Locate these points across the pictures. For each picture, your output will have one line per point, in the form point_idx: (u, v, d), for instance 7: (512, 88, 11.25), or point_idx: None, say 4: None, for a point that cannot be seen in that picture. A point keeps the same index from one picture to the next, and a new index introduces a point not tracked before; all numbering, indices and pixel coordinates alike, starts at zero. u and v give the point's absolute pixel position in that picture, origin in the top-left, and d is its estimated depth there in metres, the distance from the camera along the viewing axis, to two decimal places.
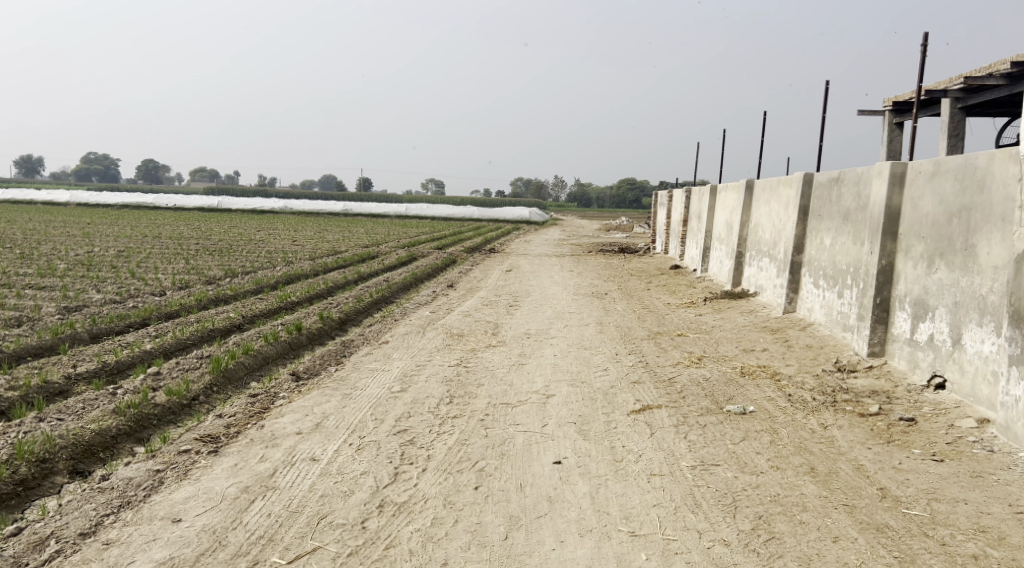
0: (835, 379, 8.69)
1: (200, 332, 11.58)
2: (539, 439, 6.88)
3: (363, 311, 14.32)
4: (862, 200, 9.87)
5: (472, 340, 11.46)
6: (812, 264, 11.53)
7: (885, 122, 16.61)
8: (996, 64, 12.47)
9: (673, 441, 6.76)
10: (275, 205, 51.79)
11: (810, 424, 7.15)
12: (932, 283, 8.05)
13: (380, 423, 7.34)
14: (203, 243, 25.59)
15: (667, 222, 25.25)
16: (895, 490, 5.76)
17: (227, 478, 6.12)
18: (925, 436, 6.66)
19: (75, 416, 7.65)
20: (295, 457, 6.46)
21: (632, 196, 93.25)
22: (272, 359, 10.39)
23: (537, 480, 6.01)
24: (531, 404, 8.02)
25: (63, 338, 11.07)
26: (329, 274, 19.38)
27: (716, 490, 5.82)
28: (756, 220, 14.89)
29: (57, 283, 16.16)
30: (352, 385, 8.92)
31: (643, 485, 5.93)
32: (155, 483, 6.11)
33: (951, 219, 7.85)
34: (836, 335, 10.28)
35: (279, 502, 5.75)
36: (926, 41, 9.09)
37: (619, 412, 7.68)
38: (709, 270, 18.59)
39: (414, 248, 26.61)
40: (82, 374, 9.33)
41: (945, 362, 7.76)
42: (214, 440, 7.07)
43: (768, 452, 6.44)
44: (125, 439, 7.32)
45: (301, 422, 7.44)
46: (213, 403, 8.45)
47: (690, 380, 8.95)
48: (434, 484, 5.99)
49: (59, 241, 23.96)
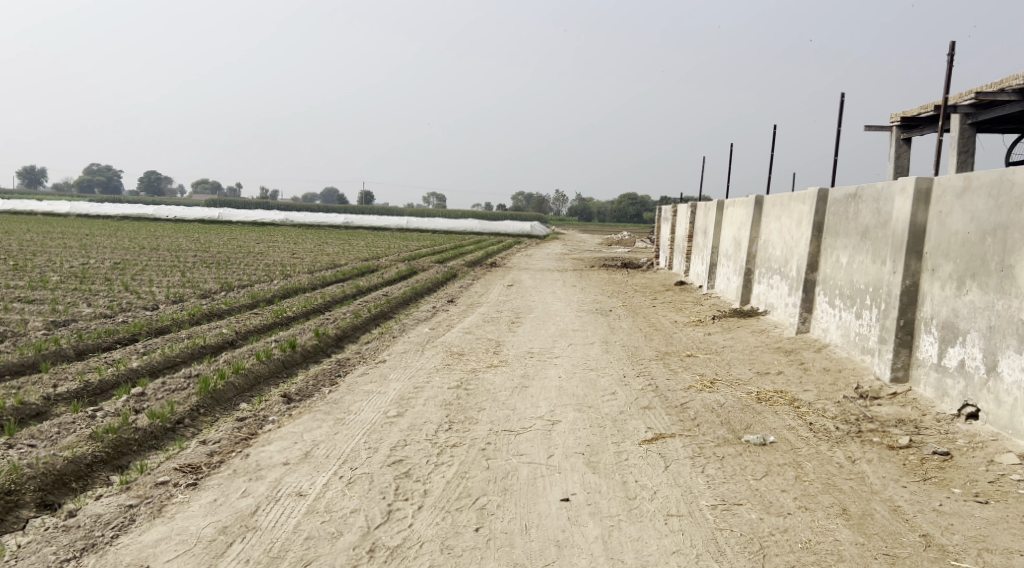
0: (857, 406, 8.17)
1: (190, 348, 11.08)
2: (545, 471, 6.37)
3: (361, 327, 13.81)
4: (882, 216, 9.38)
5: (473, 360, 10.94)
6: (826, 282, 11.04)
7: (892, 138, 16.14)
8: None
9: (689, 476, 6.25)
10: (276, 217, 51.34)
11: (837, 457, 6.66)
12: (962, 306, 7.57)
13: (373, 453, 6.83)
14: (201, 256, 25.11)
15: (672, 237, 24.72)
16: (939, 537, 5.28)
17: (204, 516, 5.61)
18: (964, 473, 6.14)
19: (49, 442, 7.14)
20: (279, 492, 5.95)
21: (633, 211, 92.84)
22: (264, 378, 9.89)
23: (544, 522, 5.51)
24: (536, 432, 7.51)
25: (46, 355, 10.58)
26: (327, 288, 18.90)
27: (741, 534, 5.33)
28: (766, 235, 14.36)
29: (48, 297, 15.67)
30: (345, 408, 8.41)
31: (660, 528, 5.43)
32: (126, 521, 5.61)
33: (985, 238, 7.37)
34: (855, 358, 9.77)
35: (259, 546, 5.26)
36: (952, 50, 8.63)
37: (630, 442, 7.17)
38: (716, 287, 18.07)
39: (414, 262, 26.13)
40: (61, 394, 8.82)
41: (979, 392, 7.27)
42: (195, 470, 6.55)
43: (794, 490, 5.94)
44: (101, 467, 6.82)
45: (289, 451, 6.92)
46: (198, 426, 7.94)
47: (704, 406, 8.42)
48: (431, 525, 5.48)
49: (55, 253, 23.48)
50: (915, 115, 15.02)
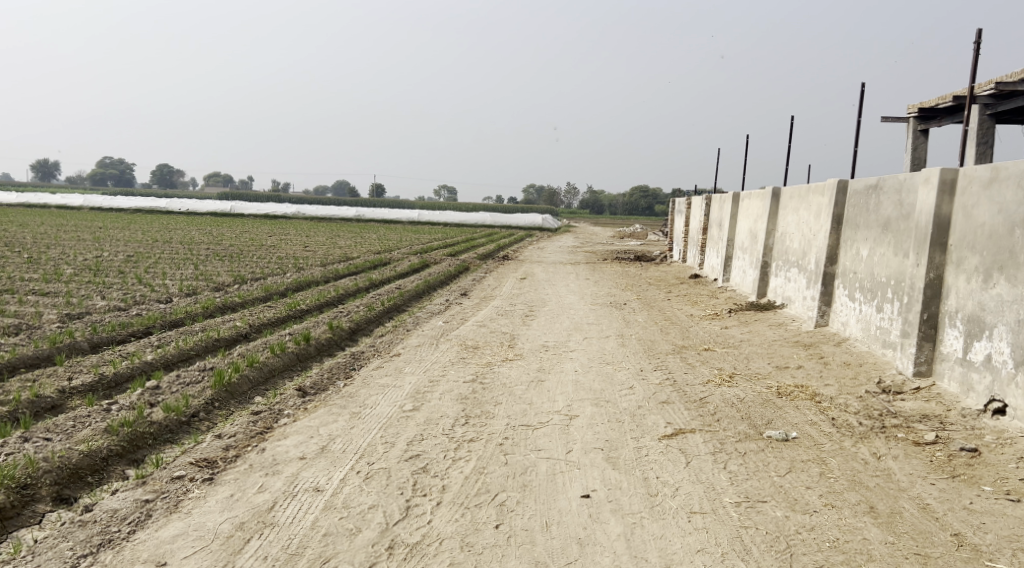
0: (880, 401, 8.04)
1: (205, 341, 11.02)
2: (564, 467, 6.28)
3: (374, 320, 13.73)
4: (904, 208, 9.23)
5: (488, 353, 10.85)
6: (846, 275, 10.90)
7: (909, 129, 15.94)
8: None
9: (712, 472, 6.14)
10: (289, 210, 51.29)
11: (861, 453, 6.54)
12: (989, 300, 7.43)
13: (390, 447, 6.75)
14: (214, 249, 25.06)
15: (685, 230, 24.54)
16: (972, 536, 5.17)
17: (220, 512, 5.55)
18: (993, 470, 6.02)
19: (64, 435, 7.08)
20: (296, 487, 5.87)
21: (645, 204, 92.46)
22: (278, 372, 9.82)
23: (564, 518, 5.42)
24: (553, 427, 7.41)
25: (61, 347, 10.54)
26: (340, 281, 18.83)
27: (767, 532, 5.23)
28: (783, 227, 14.20)
29: (62, 289, 15.65)
30: (361, 403, 8.33)
31: (683, 525, 5.34)
32: (142, 516, 5.55)
33: (1013, 230, 7.23)
34: (876, 352, 9.64)
35: (276, 542, 5.20)
36: (978, 38, 8.47)
37: (650, 437, 7.07)
38: (732, 279, 17.91)
39: (427, 255, 26.05)
40: (76, 387, 8.77)
41: (1006, 387, 7.14)
42: (211, 465, 6.49)
43: (820, 487, 5.83)
44: (117, 461, 6.76)
45: (305, 445, 6.85)
46: (213, 420, 7.87)
47: (723, 401, 8.31)
48: (450, 521, 5.40)
49: (69, 246, 23.49)
50: (933, 106, 14.82)
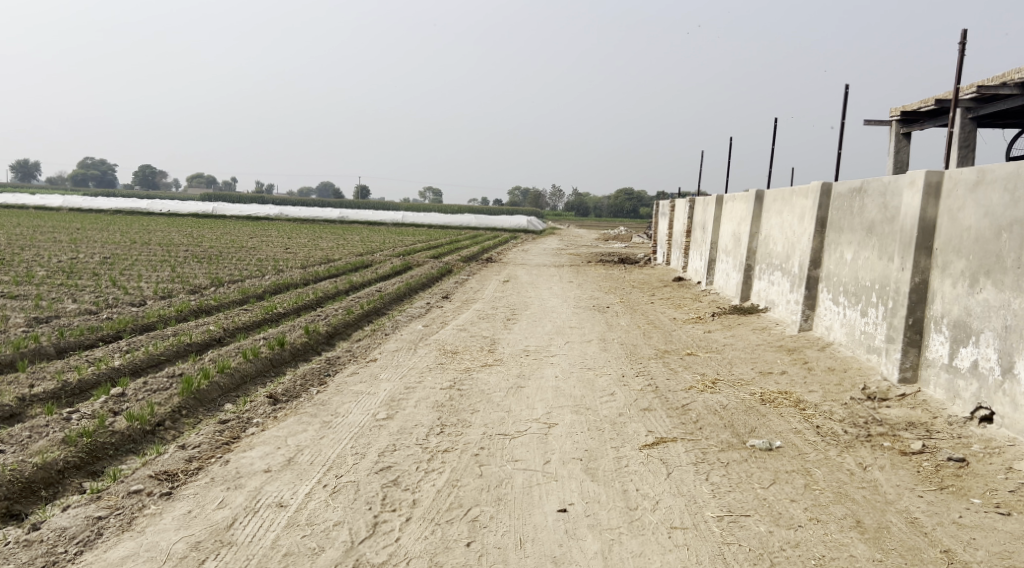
0: (866, 408, 7.85)
1: (176, 346, 10.71)
2: (541, 479, 6.04)
3: (353, 324, 13.46)
4: (889, 210, 9.05)
5: (467, 358, 10.58)
6: (830, 279, 10.71)
7: (892, 133, 15.79)
8: (1011, 73, 11.70)
9: (693, 484, 5.92)
10: (271, 211, 50.79)
11: (847, 463, 6.34)
12: (976, 305, 7.26)
13: (361, 459, 6.50)
14: (193, 250, 24.67)
15: (669, 232, 24.39)
16: (962, 553, 5.00)
17: (175, 530, 5.30)
18: (982, 481, 5.84)
19: (20, 446, 6.77)
20: (258, 503, 5.61)
21: (630, 205, 92.35)
22: (250, 378, 9.53)
23: (539, 535, 5.20)
24: (531, 436, 7.17)
25: (25, 353, 10.20)
26: (320, 284, 18.52)
27: (750, 549, 5.04)
28: (767, 230, 14.01)
29: (32, 292, 15.28)
30: (333, 411, 8.05)
31: (662, 542, 5.13)
32: (92, 535, 5.29)
33: (999, 233, 7.06)
34: (860, 358, 9.46)
35: (233, 563, 4.96)
36: (963, 38, 8.32)
37: (630, 447, 6.85)
38: (715, 283, 17.73)
39: (410, 257, 25.71)
40: (37, 395, 8.45)
41: (993, 394, 6.96)
42: (171, 478, 6.21)
43: (805, 499, 5.63)
44: (73, 474, 6.47)
45: (271, 457, 6.58)
46: (179, 429, 7.58)
47: (706, 408, 8.10)
48: (419, 539, 5.17)
49: (43, 247, 23.03)
50: (916, 110, 14.67)
